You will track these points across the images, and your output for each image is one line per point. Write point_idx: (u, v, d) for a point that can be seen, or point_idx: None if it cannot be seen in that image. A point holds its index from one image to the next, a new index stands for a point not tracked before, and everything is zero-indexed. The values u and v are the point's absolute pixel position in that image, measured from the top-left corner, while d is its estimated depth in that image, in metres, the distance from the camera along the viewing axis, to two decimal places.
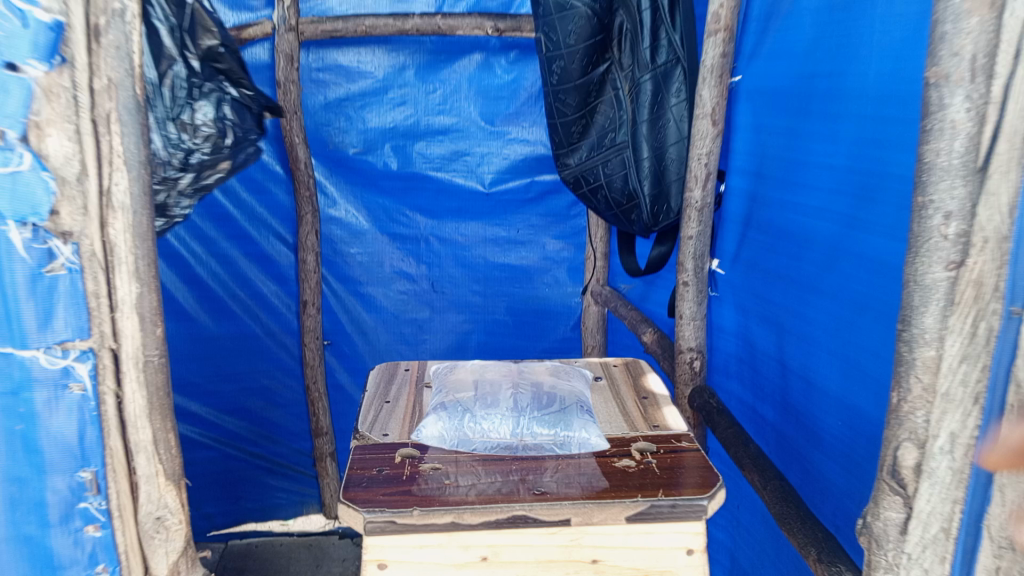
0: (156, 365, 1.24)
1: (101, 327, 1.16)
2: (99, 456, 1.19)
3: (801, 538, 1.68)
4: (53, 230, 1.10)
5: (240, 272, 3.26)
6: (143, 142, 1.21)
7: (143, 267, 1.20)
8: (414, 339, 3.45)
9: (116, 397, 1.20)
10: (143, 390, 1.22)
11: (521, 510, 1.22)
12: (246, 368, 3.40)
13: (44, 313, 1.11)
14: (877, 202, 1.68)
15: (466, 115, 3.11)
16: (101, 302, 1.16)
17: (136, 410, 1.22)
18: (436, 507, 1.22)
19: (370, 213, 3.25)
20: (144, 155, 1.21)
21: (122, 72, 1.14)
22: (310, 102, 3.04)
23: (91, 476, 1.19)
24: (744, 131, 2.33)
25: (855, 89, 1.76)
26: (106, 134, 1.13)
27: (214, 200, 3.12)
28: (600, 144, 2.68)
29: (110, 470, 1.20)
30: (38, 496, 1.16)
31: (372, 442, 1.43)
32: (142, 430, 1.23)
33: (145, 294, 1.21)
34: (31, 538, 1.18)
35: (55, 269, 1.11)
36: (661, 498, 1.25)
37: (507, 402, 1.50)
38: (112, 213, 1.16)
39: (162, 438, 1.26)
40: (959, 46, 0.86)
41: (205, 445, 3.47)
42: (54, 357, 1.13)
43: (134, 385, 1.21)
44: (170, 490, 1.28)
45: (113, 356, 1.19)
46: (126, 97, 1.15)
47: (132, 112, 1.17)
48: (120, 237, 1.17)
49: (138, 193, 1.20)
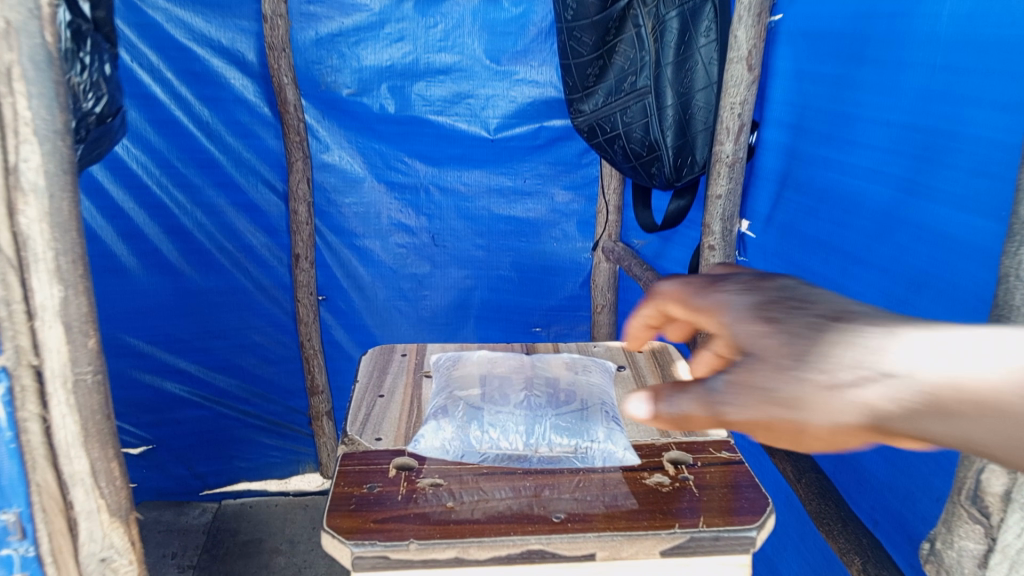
0: (89, 383, 0.98)
1: (15, 340, 0.90)
2: (21, 496, 0.95)
3: (842, 545, 1.50)
4: None
5: (227, 222, 3.01)
6: (59, 103, 0.92)
7: (66, 264, 0.92)
8: (413, 295, 3.25)
9: (42, 420, 0.94)
10: (75, 413, 0.97)
11: (537, 544, 1.05)
12: (236, 325, 3.20)
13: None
14: (946, 166, 1.47)
15: (469, 53, 2.84)
16: (13, 311, 0.89)
17: (69, 438, 0.97)
18: (438, 540, 1.04)
19: (366, 159, 3.00)
20: (62, 119, 0.92)
21: (23, 13, 0.85)
22: (299, 38, 2.76)
23: (14, 519, 0.95)
24: (783, 78, 2.08)
25: (920, 32, 1.52)
26: (6, 94, 0.85)
27: (197, 146, 2.85)
28: (618, 88, 2.42)
29: (38, 511, 0.96)
30: None
31: (362, 448, 1.24)
32: (78, 461, 0.98)
33: (73, 300, 0.94)
34: None
35: None
36: (702, 528, 1.07)
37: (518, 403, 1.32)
38: (21, 196, 0.87)
39: (102, 468, 1.02)
40: None
41: (195, 404, 3.30)
42: None
43: (64, 408, 0.95)
44: (118, 527, 1.05)
45: (35, 374, 0.93)
46: (33, 46, 0.86)
47: (42, 66, 0.88)
48: (33, 227, 0.89)
49: (55, 170, 0.91)
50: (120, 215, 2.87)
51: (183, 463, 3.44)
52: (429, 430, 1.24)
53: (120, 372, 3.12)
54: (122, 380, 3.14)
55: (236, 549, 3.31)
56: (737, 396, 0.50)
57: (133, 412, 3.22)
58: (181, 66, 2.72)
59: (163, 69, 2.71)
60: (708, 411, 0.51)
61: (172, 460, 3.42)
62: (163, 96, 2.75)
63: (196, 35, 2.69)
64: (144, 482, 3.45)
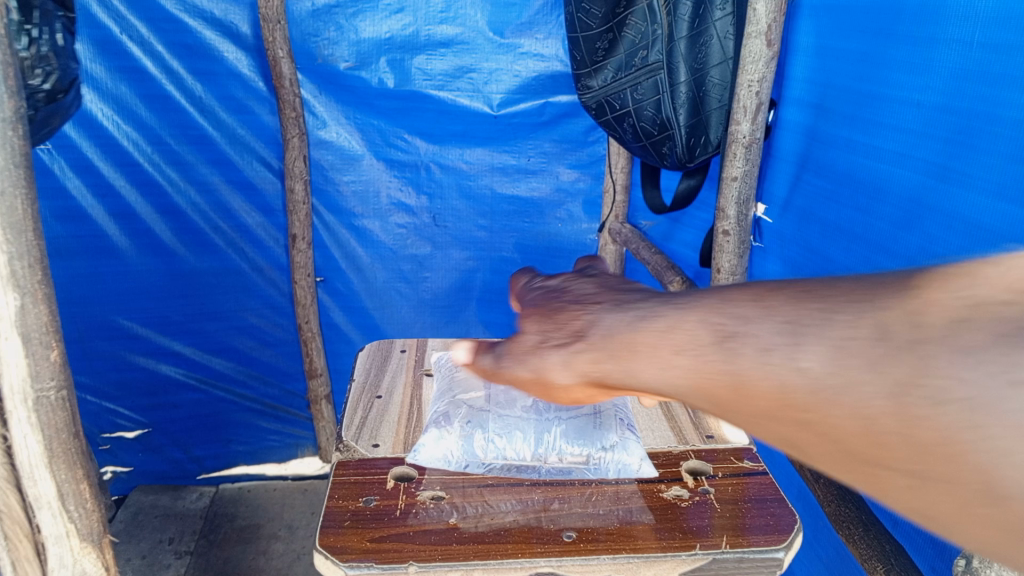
0: (52, 400, 1.15)
1: None
2: None
3: (866, 552, 1.43)
4: None
5: (221, 201, 2.91)
6: (10, 94, 1.05)
7: (19, 268, 1.08)
8: (413, 276, 3.16)
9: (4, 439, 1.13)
10: (37, 433, 1.14)
11: (547, 566, 0.97)
12: (232, 306, 3.12)
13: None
14: (977, 151, 1.39)
15: (472, 25, 2.72)
16: None
17: (32, 458, 1.15)
18: (440, 561, 0.96)
19: (364, 136, 2.89)
20: (14, 112, 1.06)
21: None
22: (295, 8, 2.64)
23: None
24: (804, 54, 1.97)
25: (951, 5, 1.42)
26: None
27: (189, 122, 2.74)
28: (629, 63, 2.31)
29: None
30: None
31: (359, 455, 1.17)
32: (43, 484, 1.16)
33: (30, 308, 1.10)
34: None
35: None
36: (726, 550, 1.00)
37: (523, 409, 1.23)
38: None
39: (70, 491, 1.19)
40: None
41: (191, 387, 3.23)
42: None
43: (26, 427, 1.13)
44: None
45: None
46: None
47: None
48: None
49: (7, 164, 1.06)
50: (110, 194, 2.76)
51: (180, 447, 3.40)
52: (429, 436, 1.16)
53: (114, 354, 3.05)
54: (117, 363, 3.07)
55: (234, 535, 3.32)
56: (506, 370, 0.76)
57: (128, 396, 3.17)
58: (172, 38, 2.60)
59: (153, 42, 2.59)
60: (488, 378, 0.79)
61: (169, 444, 3.37)
62: (154, 70, 2.63)
63: (187, 5, 2.57)
64: (141, 466, 3.41)
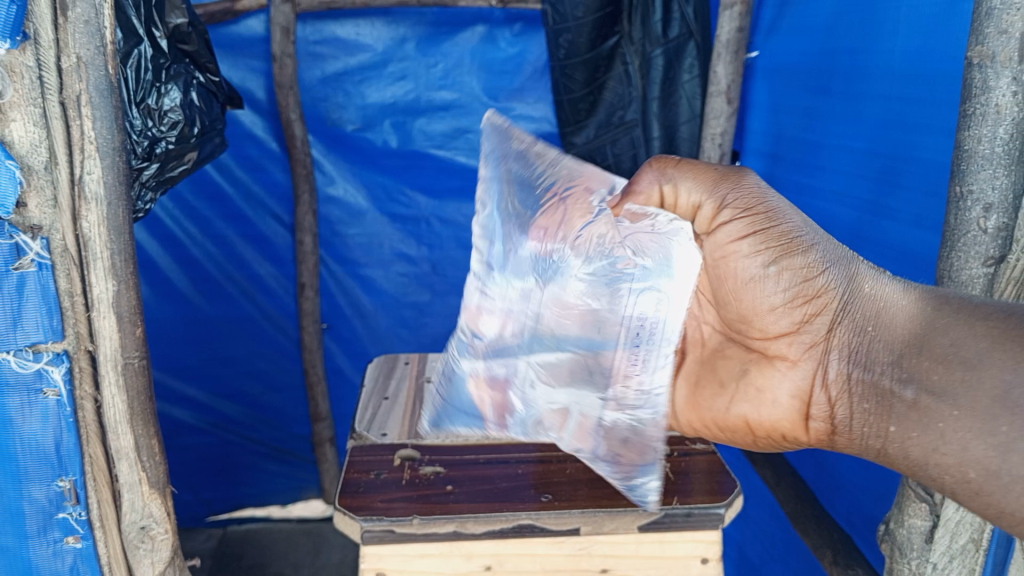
0: (136, 366, 1.23)
1: (76, 327, 1.16)
2: (76, 464, 1.21)
3: (816, 539, 1.62)
4: (20, 224, 1.10)
5: (236, 253, 3.15)
6: (117, 126, 1.17)
7: (121, 262, 1.18)
8: (414, 322, 3.38)
9: (95, 400, 1.21)
10: (122, 393, 1.22)
11: (527, 519, 1.17)
12: (243, 352, 3.32)
13: (13, 314, 1.12)
14: (901, 187, 1.56)
15: (468, 90, 2.99)
16: (75, 301, 1.15)
17: (116, 416, 1.22)
18: (438, 515, 1.16)
19: (369, 192, 3.15)
20: (119, 139, 1.18)
21: (92, 50, 1.11)
22: (307, 76, 2.94)
23: (69, 485, 1.22)
24: (762, 110, 2.26)
25: (877, 68, 1.64)
26: (76, 118, 1.11)
27: (208, 180, 3.01)
28: (608, 121, 2.59)
29: (88, 478, 1.23)
30: (16, 505, 1.21)
31: (370, 442, 1.37)
32: (123, 436, 1.24)
33: (124, 292, 1.19)
34: (11, 549, 1.24)
35: (24, 265, 1.10)
36: (676, 506, 1.20)
37: (553, 290, 1.05)
38: (85, 204, 1.13)
39: (144, 444, 1.26)
40: (1008, 23, 1.00)
41: (202, 430, 3.43)
42: (25, 361, 1.14)
43: (114, 389, 1.20)
44: (155, 498, 1.29)
45: (90, 357, 1.19)
46: (98, 77, 1.12)
47: (104, 93, 1.14)
48: (94, 231, 1.15)
49: (113, 180, 1.17)
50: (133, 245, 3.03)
51: (189, 489, 3.57)
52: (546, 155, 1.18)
53: None
54: None
55: None
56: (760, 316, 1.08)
57: None
58: None
59: None
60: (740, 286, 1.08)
61: (179, 485, 3.55)
62: None
63: None
64: None
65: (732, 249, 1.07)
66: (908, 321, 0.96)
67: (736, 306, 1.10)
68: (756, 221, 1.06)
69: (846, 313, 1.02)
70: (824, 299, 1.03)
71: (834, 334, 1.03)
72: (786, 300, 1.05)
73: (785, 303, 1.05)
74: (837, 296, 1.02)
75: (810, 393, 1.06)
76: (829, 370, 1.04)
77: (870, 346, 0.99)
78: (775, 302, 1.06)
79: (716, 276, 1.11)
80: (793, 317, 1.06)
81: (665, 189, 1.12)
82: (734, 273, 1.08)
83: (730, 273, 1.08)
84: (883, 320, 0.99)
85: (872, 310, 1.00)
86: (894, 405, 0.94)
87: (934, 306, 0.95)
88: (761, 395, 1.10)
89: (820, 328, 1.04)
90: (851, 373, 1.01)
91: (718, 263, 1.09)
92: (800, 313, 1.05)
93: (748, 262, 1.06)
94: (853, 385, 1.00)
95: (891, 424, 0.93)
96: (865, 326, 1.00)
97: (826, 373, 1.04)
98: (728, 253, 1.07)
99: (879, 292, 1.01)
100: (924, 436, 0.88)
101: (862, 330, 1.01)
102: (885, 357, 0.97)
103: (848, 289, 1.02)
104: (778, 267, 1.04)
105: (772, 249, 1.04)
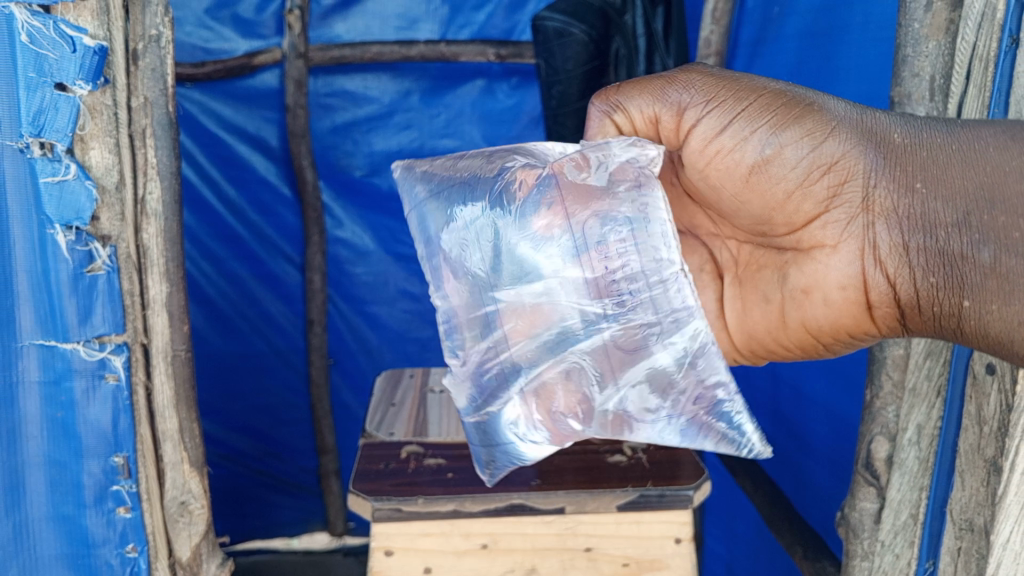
0: (184, 358, 1.46)
1: (135, 323, 1.38)
2: (130, 442, 1.42)
3: (789, 539, 1.77)
4: (94, 234, 1.32)
5: (249, 291, 3.32)
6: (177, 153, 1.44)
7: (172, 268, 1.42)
8: (417, 357, 3.54)
9: (148, 388, 1.42)
10: (170, 381, 1.44)
11: (519, 500, 1.38)
12: (253, 385, 3.48)
13: (84, 310, 1.33)
14: None
15: (469, 138, 3.22)
16: (134, 301, 1.37)
17: (165, 400, 1.44)
18: (440, 496, 1.37)
19: (376, 233, 3.35)
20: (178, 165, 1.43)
21: (157, 92, 1.36)
22: (318, 126, 3.15)
23: (123, 461, 1.42)
24: None
25: None
26: (141, 147, 1.34)
27: (223, 222, 3.20)
28: None
29: (139, 455, 1.43)
30: (76, 478, 1.41)
31: (379, 440, 1.54)
32: (168, 419, 1.45)
33: (174, 293, 1.43)
34: (70, 517, 1.43)
35: (95, 269, 1.33)
36: (650, 488, 1.42)
37: (579, 252, 1.05)
38: (146, 218, 1.37)
39: (187, 427, 1.48)
40: (919, 69, 1.19)
41: (213, 461, 3.57)
42: (92, 350, 1.36)
43: (163, 377, 1.43)
44: (193, 477, 1.49)
45: (144, 348, 1.40)
46: (160, 115, 1.38)
47: (165, 127, 1.39)
48: (152, 241, 1.38)
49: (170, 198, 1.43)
50: None
51: None
52: (451, 165, 1.21)
53: None
54: None
55: None
56: (758, 192, 1.09)
57: None
58: (213, 151, 3.12)
59: (198, 154, 3.11)
60: (740, 177, 1.09)
61: None
62: (195, 177, 3.12)
63: (227, 124, 3.09)
64: None
65: (696, 142, 1.12)
66: (950, 171, 0.96)
67: (763, 194, 1.09)
68: (688, 110, 1.12)
69: (878, 175, 1.00)
70: (847, 163, 1.01)
71: (871, 202, 1.00)
72: (787, 175, 1.05)
73: (801, 179, 1.04)
74: (864, 158, 1.01)
75: (864, 276, 1.01)
76: (877, 244, 0.99)
77: (928, 191, 0.97)
78: (788, 179, 1.05)
79: (720, 178, 1.12)
80: (818, 194, 1.04)
81: (618, 117, 1.16)
82: (738, 168, 1.09)
83: (731, 162, 1.09)
84: (933, 171, 0.97)
85: (887, 159, 1.00)
86: (964, 271, 0.93)
87: (964, 149, 0.96)
88: (812, 300, 1.06)
89: (853, 195, 1.02)
90: (909, 243, 0.97)
91: (715, 167, 1.11)
92: (825, 187, 1.03)
93: (721, 154, 1.10)
94: (916, 256, 0.97)
95: (965, 299, 0.93)
96: (911, 181, 0.98)
97: (876, 249, 1.00)
98: (723, 153, 1.10)
99: (910, 140, 0.99)
100: (1009, 308, 0.90)
101: (909, 188, 0.98)
102: (965, 215, 0.93)
103: (835, 134, 1.02)
104: (784, 145, 1.04)
105: (770, 127, 1.05)
